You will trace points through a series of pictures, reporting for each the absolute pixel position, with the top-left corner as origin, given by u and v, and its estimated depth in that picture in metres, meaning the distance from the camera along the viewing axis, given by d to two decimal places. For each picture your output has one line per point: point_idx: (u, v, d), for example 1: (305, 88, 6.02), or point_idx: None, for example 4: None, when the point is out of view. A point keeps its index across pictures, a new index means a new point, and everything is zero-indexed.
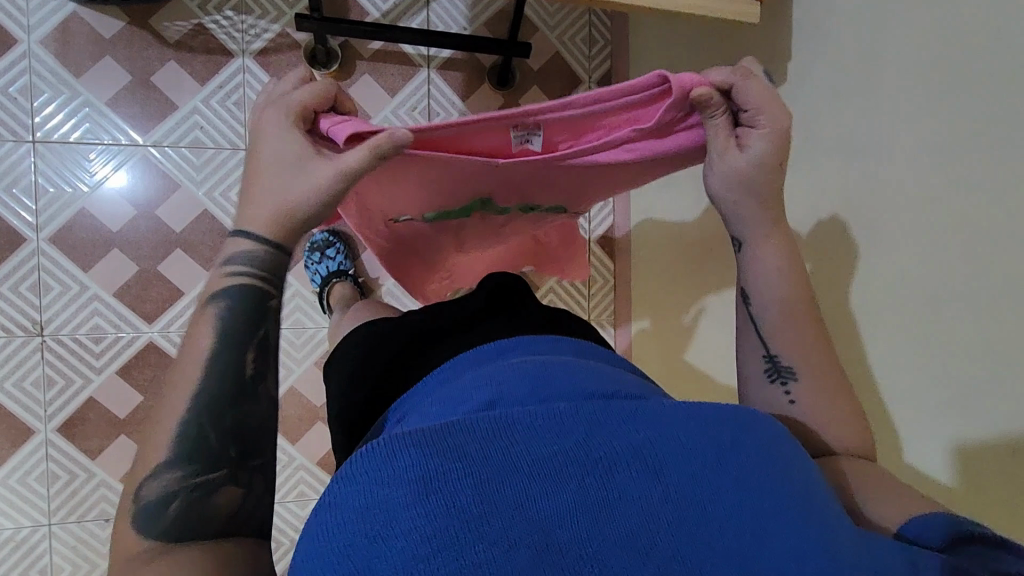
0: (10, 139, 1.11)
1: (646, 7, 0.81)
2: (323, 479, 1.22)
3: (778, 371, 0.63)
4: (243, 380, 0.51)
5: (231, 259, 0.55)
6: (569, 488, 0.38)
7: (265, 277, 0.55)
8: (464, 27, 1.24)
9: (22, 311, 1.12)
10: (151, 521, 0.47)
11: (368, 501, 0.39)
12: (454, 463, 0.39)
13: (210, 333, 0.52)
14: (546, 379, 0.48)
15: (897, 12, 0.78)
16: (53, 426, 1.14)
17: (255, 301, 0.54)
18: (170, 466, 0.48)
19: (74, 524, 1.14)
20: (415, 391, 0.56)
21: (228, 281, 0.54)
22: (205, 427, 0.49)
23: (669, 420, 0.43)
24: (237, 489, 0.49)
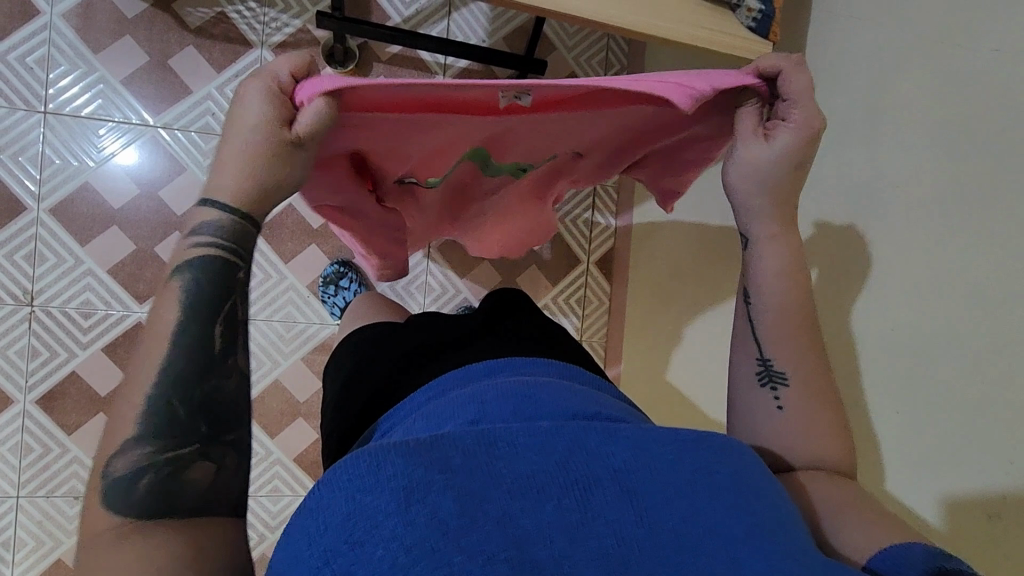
0: (22, 108, 1.11)
1: (663, 38, 0.82)
2: (299, 476, 1.21)
3: (770, 375, 0.62)
4: (213, 353, 0.48)
5: (197, 230, 0.51)
6: (548, 507, 0.38)
7: (234, 248, 0.51)
8: (483, 40, 1.25)
9: (15, 279, 1.12)
10: (120, 497, 0.43)
11: (349, 509, 0.38)
12: (437, 475, 0.39)
13: (175, 306, 0.48)
14: (533, 400, 0.47)
15: (906, 62, 0.80)
16: (33, 397, 1.13)
17: (220, 273, 0.50)
18: (139, 441, 0.45)
19: (42, 499, 1.13)
20: (401, 405, 0.55)
21: (191, 252, 0.50)
22: (172, 401, 0.46)
23: (647, 444, 0.43)
24: (211, 465, 0.46)
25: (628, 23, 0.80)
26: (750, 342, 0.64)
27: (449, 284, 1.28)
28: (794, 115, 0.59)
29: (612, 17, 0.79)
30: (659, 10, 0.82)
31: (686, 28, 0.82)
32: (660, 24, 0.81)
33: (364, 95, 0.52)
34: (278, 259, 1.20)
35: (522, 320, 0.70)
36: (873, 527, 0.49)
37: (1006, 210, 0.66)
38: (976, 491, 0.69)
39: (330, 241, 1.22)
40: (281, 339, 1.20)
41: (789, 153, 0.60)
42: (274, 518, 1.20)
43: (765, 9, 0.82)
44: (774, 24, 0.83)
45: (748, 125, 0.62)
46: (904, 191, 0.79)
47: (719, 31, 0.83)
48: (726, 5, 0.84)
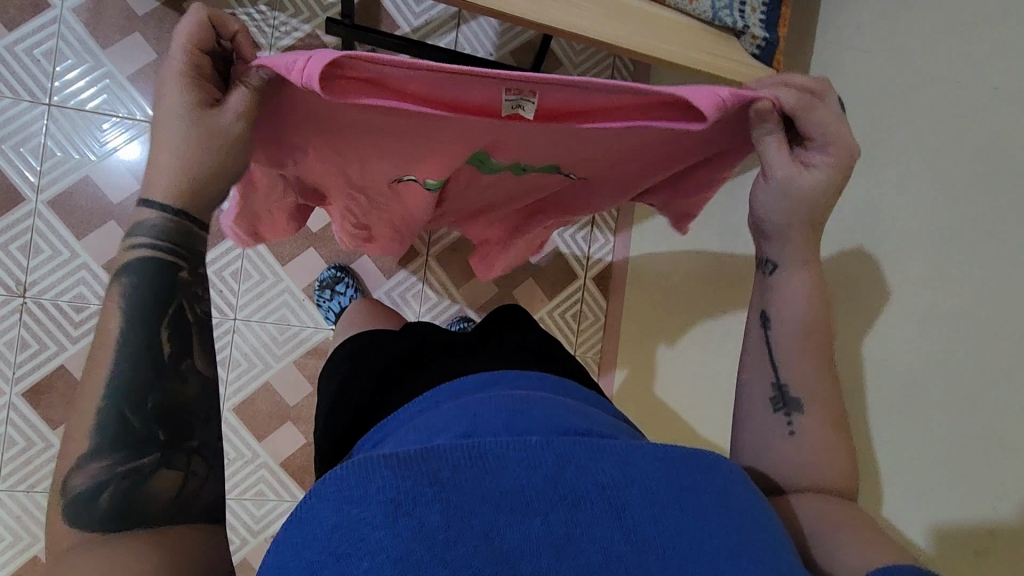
0: (27, 99, 1.11)
1: (668, 60, 0.83)
2: (284, 480, 1.19)
3: (785, 401, 0.61)
4: (166, 359, 0.47)
5: (135, 232, 0.50)
6: (535, 523, 0.38)
7: (174, 249, 0.51)
8: (490, 54, 1.26)
9: (8, 270, 1.11)
10: (83, 513, 0.42)
11: (336, 519, 0.37)
12: (425, 487, 0.38)
13: (121, 314, 0.47)
14: (524, 415, 0.47)
15: (907, 96, 0.81)
16: (19, 389, 1.11)
17: (165, 276, 0.50)
18: (94, 453, 0.44)
19: (21, 494, 1.11)
20: (394, 417, 0.54)
21: (133, 259, 0.50)
22: (125, 410, 0.45)
23: (635, 458, 0.42)
24: (175, 473, 0.45)
25: (634, 44, 0.81)
26: (766, 361, 0.63)
27: (445, 293, 1.28)
28: (818, 158, 0.58)
29: (618, 38, 0.80)
30: (665, 33, 0.83)
31: (691, 53, 0.83)
32: (665, 47, 0.82)
33: (353, 79, 0.48)
34: (275, 260, 1.20)
35: (517, 330, 0.70)
36: (867, 550, 0.49)
37: (1004, 243, 0.67)
38: (966, 520, 0.69)
39: (329, 245, 1.22)
40: (273, 342, 1.20)
41: (819, 182, 0.59)
42: (257, 523, 1.18)
43: (770, 37, 0.83)
44: (777, 52, 0.84)
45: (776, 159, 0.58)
46: (901, 221, 0.79)
47: (723, 56, 0.84)
48: (732, 31, 0.85)
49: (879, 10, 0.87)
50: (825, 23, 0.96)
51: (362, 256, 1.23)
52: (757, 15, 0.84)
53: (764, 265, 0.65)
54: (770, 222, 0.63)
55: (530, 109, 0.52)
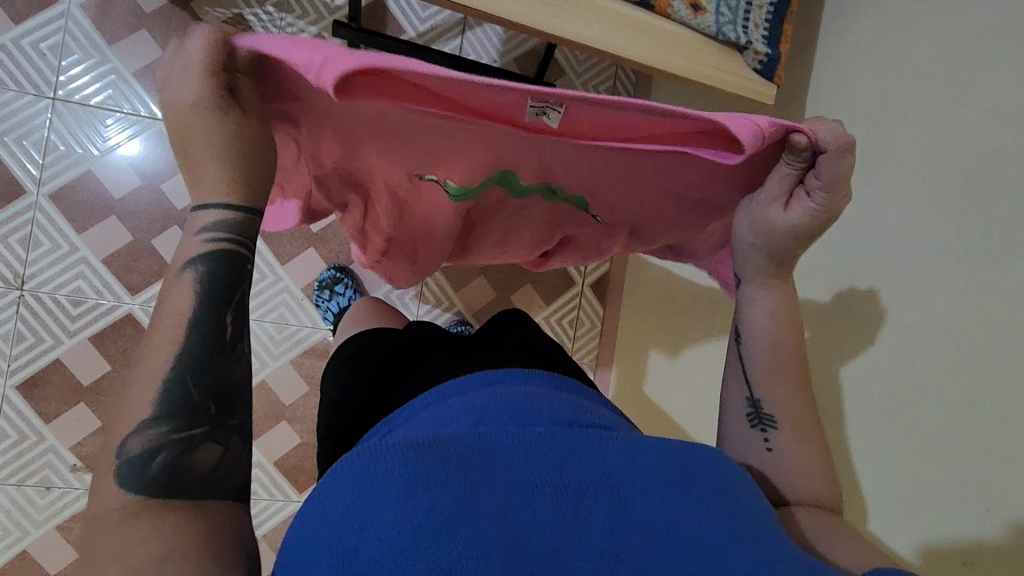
0: (31, 92, 1.11)
1: (672, 73, 0.84)
2: (277, 481, 1.19)
3: (760, 417, 0.62)
4: (225, 340, 0.48)
5: (206, 228, 0.49)
6: (544, 504, 0.40)
7: (242, 242, 0.50)
8: (494, 60, 1.28)
9: (7, 262, 1.11)
10: (135, 477, 0.42)
11: (355, 496, 0.40)
12: (439, 469, 0.40)
13: (189, 297, 0.47)
14: (530, 408, 0.48)
15: (904, 113, 0.82)
16: (13, 382, 1.11)
17: (232, 265, 0.50)
18: (152, 420, 0.44)
19: (12, 487, 1.10)
20: (400, 411, 0.55)
21: (205, 247, 0.49)
22: (188, 384, 0.46)
23: (634, 450, 0.45)
24: (218, 448, 0.46)
25: (639, 54, 0.82)
26: (741, 381, 0.64)
27: (444, 298, 1.29)
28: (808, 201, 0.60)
29: (624, 50, 0.82)
30: (671, 45, 0.84)
31: (695, 66, 0.84)
32: (670, 60, 0.84)
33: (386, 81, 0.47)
34: (275, 260, 1.20)
35: (523, 330, 0.71)
36: (860, 554, 0.49)
37: (995, 259, 0.68)
38: (953, 533, 0.70)
39: (329, 246, 1.22)
40: (271, 340, 1.20)
41: (805, 220, 0.60)
42: (249, 523, 1.17)
43: (772, 53, 0.85)
44: (779, 67, 0.86)
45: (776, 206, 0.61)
46: (897, 237, 0.81)
47: (726, 70, 0.86)
48: (735, 46, 0.87)
49: (879, 29, 0.88)
50: (825, 40, 0.98)
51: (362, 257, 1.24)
52: (760, 31, 0.86)
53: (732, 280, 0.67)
54: (741, 242, 0.65)
55: (554, 117, 0.53)
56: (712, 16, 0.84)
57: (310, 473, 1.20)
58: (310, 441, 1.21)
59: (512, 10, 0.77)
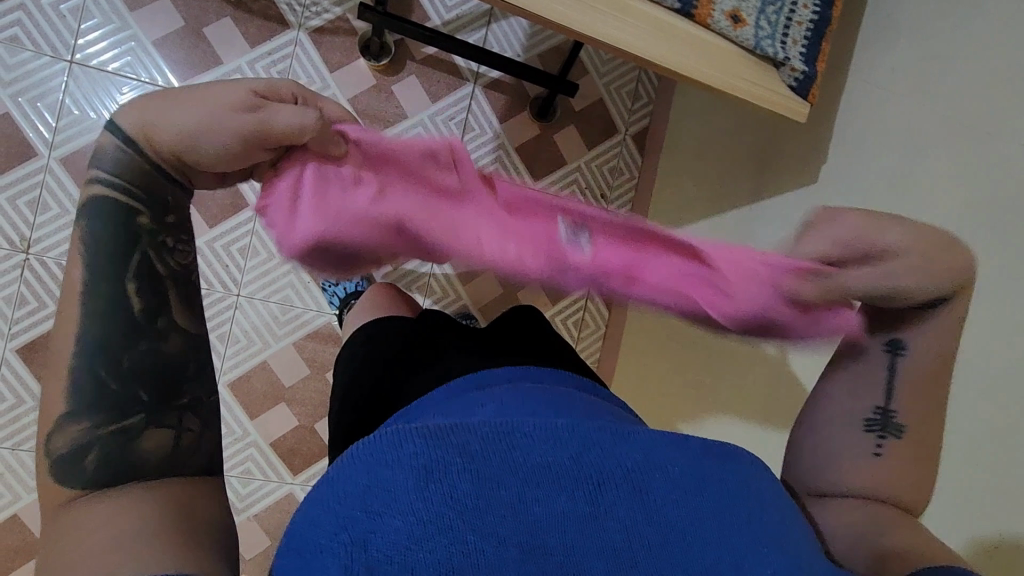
0: (48, 54, 1.10)
1: (704, 82, 0.83)
2: (272, 462, 1.19)
3: (886, 424, 0.59)
4: (139, 316, 0.53)
5: (95, 182, 0.56)
6: (562, 497, 0.40)
7: (137, 196, 0.56)
8: (518, 55, 1.27)
9: (14, 224, 1.10)
10: (70, 474, 0.47)
11: (370, 480, 0.39)
12: (457, 456, 0.40)
13: (81, 259, 0.53)
14: (551, 400, 0.48)
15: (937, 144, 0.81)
16: (14, 346, 1.10)
17: (123, 220, 0.55)
18: (74, 418, 0.49)
19: (7, 451, 1.10)
20: (416, 400, 0.54)
21: (101, 208, 0.55)
22: (104, 370, 0.51)
23: (658, 443, 0.44)
24: (166, 428, 0.51)
25: (673, 60, 0.81)
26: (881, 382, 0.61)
27: (451, 290, 1.28)
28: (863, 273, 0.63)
29: (660, 57, 0.80)
30: (705, 56, 0.83)
31: (729, 78, 0.83)
32: (704, 70, 0.83)
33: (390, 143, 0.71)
34: None
35: (548, 331, 0.70)
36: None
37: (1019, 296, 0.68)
38: None
39: None
40: (274, 321, 1.19)
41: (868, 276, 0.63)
42: (242, 501, 1.17)
43: (809, 71, 0.84)
44: (814, 86, 0.85)
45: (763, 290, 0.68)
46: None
47: (761, 84, 0.85)
48: (772, 61, 0.86)
49: (915, 55, 0.88)
50: (860, 63, 0.97)
51: None
52: (798, 47, 0.85)
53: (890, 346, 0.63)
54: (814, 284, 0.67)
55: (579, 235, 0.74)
56: (752, 29, 0.83)
57: (306, 457, 1.20)
58: (308, 424, 1.21)
59: (549, 8, 0.75)
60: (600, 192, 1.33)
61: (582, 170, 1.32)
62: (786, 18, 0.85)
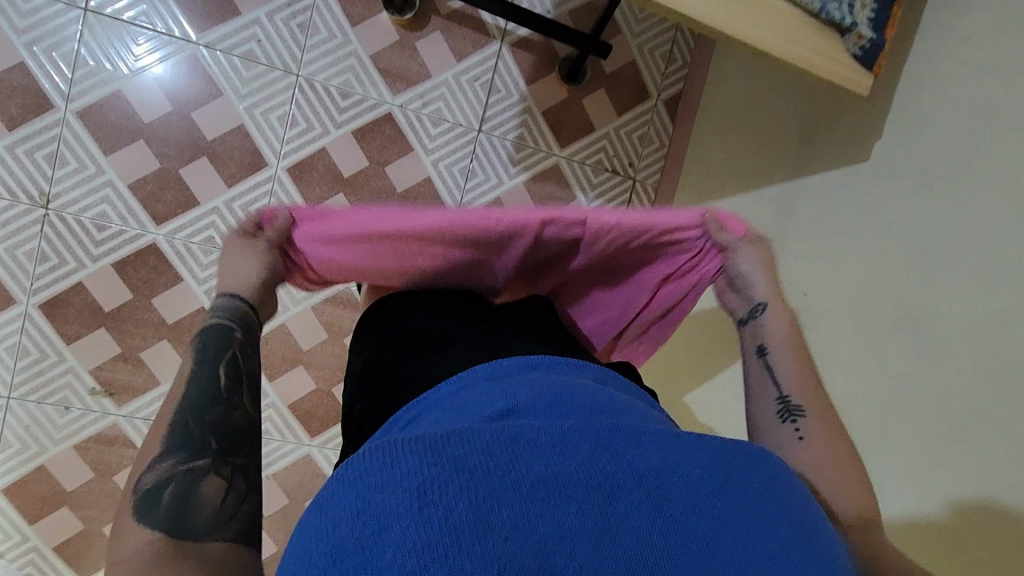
0: (63, 1, 1.06)
1: (751, 45, 0.77)
2: (290, 424, 1.20)
3: (789, 410, 0.63)
4: (223, 385, 0.55)
5: (212, 311, 0.61)
6: (570, 510, 0.36)
7: (235, 319, 0.60)
8: (548, 11, 1.20)
9: (32, 178, 1.08)
10: (148, 510, 0.46)
11: (364, 505, 0.36)
12: (455, 471, 0.37)
13: (189, 360, 0.57)
14: (564, 400, 0.45)
15: (1004, 122, 0.75)
16: (36, 301, 1.11)
17: (220, 331, 0.59)
18: (161, 456, 0.49)
19: (32, 404, 1.11)
20: (424, 395, 0.52)
21: (206, 322, 0.60)
22: (190, 422, 0.52)
23: (670, 445, 0.41)
24: (221, 481, 0.49)
25: (722, 21, 0.75)
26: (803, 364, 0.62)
27: None
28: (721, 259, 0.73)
29: (713, 19, 0.75)
30: (754, 17, 0.77)
31: (783, 43, 0.78)
32: (752, 33, 0.76)
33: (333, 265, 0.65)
34: (303, 203, 1.17)
35: (553, 325, 0.69)
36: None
37: None
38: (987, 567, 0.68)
39: (358, 193, 1.19)
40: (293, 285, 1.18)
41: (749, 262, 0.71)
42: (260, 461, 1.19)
43: (877, 38, 0.78)
44: (881, 55, 0.80)
45: (730, 303, 0.74)
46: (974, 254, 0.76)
47: (819, 51, 0.79)
48: (838, 27, 0.81)
49: (986, 19, 0.80)
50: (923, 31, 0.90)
51: None
52: (866, 12, 0.79)
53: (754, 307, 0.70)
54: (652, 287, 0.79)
55: None
56: None
57: (323, 420, 1.21)
58: (325, 388, 1.21)
59: None
60: (628, 161, 1.30)
61: (610, 138, 1.28)
62: None
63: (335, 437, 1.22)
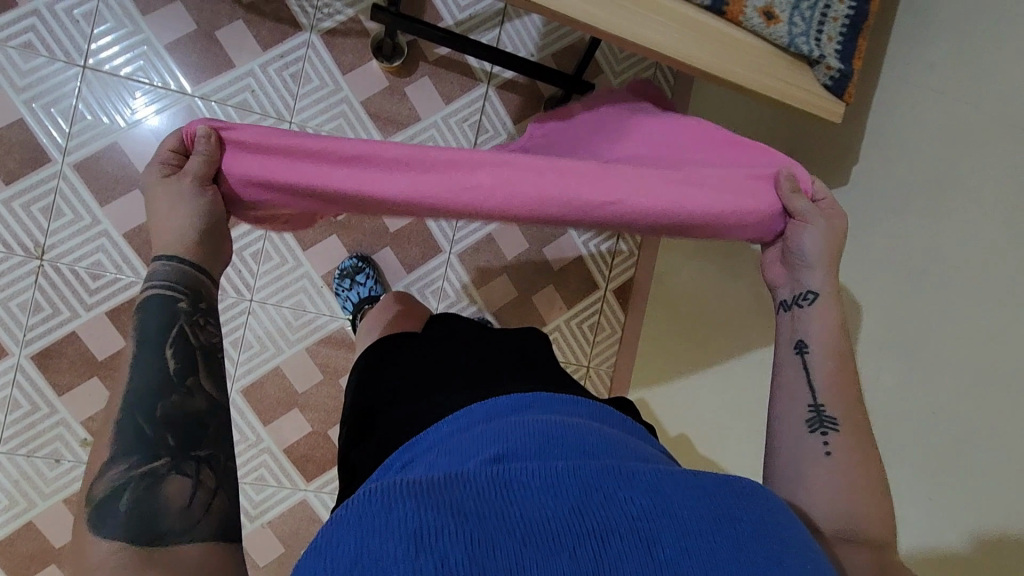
0: (62, 59, 1.09)
1: (729, 81, 0.80)
2: (286, 468, 1.18)
3: (821, 420, 0.59)
4: (173, 372, 0.52)
5: (151, 283, 0.55)
6: (562, 556, 0.36)
7: (181, 290, 0.55)
8: (532, 55, 1.24)
9: (28, 230, 1.09)
10: (106, 520, 0.45)
11: (359, 550, 0.35)
12: (449, 517, 0.37)
13: (132, 343, 0.53)
14: (557, 440, 0.45)
15: (982, 145, 0.78)
16: (29, 352, 1.10)
17: (162, 307, 0.54)
18: (112, 462, 0.47)
19: (22, 458, 1.09)
20: (420, 437, 0.51)
21: (147, 297, 0.55)
22: (140, 419, 0.49)
23: (661, 487, 0.41)
24: (186, 479, 0.48)
25: (701, 60, 0.78)
26: (802, 385, 0.62)
27: (465, 293, 1.26)
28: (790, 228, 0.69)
29: (693, 57, 0.78)
30: (730, 53, 0.80)
31: (760, 79, 0.81)
32: (730, 69, 0.80)
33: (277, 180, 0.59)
34: (297, 244, 1.18)
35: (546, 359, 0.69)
36: None
37: None
38: None
39: (352, 235, 1.20)
40: (288, 327, 1.18)
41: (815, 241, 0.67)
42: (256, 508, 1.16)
43: (844, 69, 0.82)
44: (850, 85, 0.83)
45: (776, 279, 0.70)
46: (964, 273, 0.78)
47: (795, 85, 0.83)
48: (807, 60, 0.84)
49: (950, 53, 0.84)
50: None
51: (385, 249, 1.22)
52: (833, 45, 0.83)
53: (805, 295, 0.66)
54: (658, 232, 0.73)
55: None
56: (786, 26, 0.81)
57: (320, 463, 1.19)
58: (321, 430, 1.19)
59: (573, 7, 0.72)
60: None
61: None
62: (820, 14, 0.82)
63: (331, 481, 1.19)
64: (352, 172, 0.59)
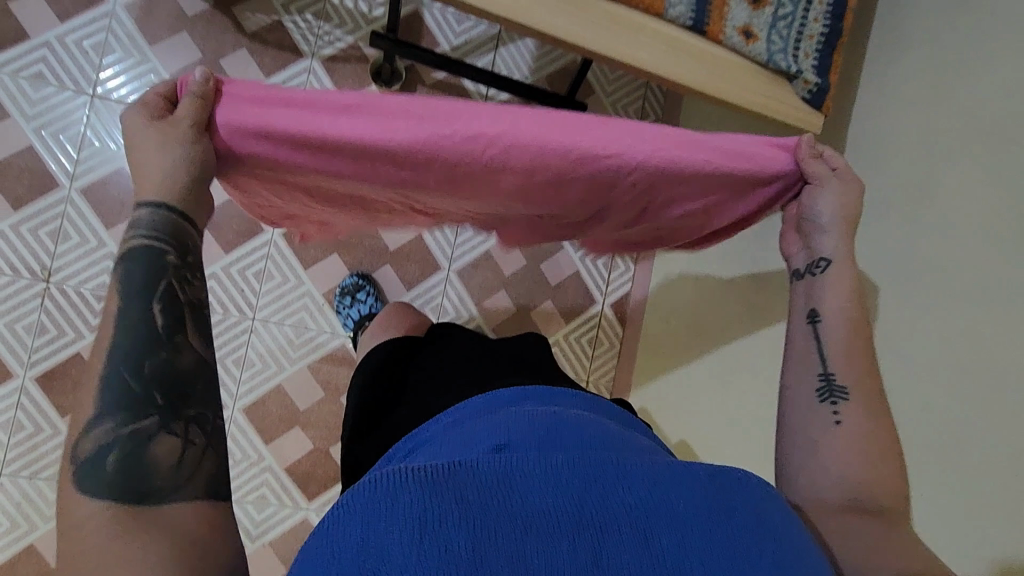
0: (71, 88, 1.13)
1: (715, 96, 0.83)
2: (288, 486, 1.18)
3: (831, 390, 0.61)
4: (161, 329, 0.52)
5: (135, 231, 0.54)
6: (561, 545, 0.37)
7: (167, 242, 0.55)
8: (526, 76, 1.28)
9: (35, 254, 1.12)
10: (93, 477, 0.45)
11: (365, 535, 0.37)
12: (454, 504, 0.38)
13: (115, 294, 0.52)
14: (557, 431, 0.46)
15: (959, 154, 0.81)
16: (33, 374, 1.11)
17: (147, 259, 0.53)
18: (97, 420, 0.47)
19: (24, 480, 1.10)
20: (422, 429, 0.53)
21: (131, 247, 0.54)
22: (127, 378, 0.49)
23: (659, 478, 0.43)
24: (175, 438, 0.48)
25: (687, 77, 0.82)
26: (813, 355, 0.64)
27: (464, 309, 1.28)
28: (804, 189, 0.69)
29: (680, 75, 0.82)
30: (715, 70, 0.84)
31: (744, 94, 0.84)
32: (715, 85, 0.83)
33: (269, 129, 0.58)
34: (298, 263, 1.21)
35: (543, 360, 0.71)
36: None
37: None
38: None
39: (353, 253, 1.23)
40: (289, 344, 1.20)
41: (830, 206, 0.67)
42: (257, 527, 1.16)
43: (821, 83, 0.85)
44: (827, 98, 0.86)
45: (791, 248, 0.71)
46: (948, 277, 0.80)
47: (778, 100, 0.86)
48: (785, 75, 0.87)
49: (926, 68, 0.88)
50: (871, 79, 0.99)
51: (385, 266, 1.24)
52: (809, 61, 0.86)
53: (818, 263, 0.67)
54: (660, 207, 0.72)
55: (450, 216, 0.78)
56: (764, 44, 0.85)
57: (322, 481, 1.19)
58: (323, 448, 1.20)
59: (564, 29, 0.76)
60: None
61: None
62: (797, 31, 0.86)
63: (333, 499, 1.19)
64: (349, 120, 0.58)
